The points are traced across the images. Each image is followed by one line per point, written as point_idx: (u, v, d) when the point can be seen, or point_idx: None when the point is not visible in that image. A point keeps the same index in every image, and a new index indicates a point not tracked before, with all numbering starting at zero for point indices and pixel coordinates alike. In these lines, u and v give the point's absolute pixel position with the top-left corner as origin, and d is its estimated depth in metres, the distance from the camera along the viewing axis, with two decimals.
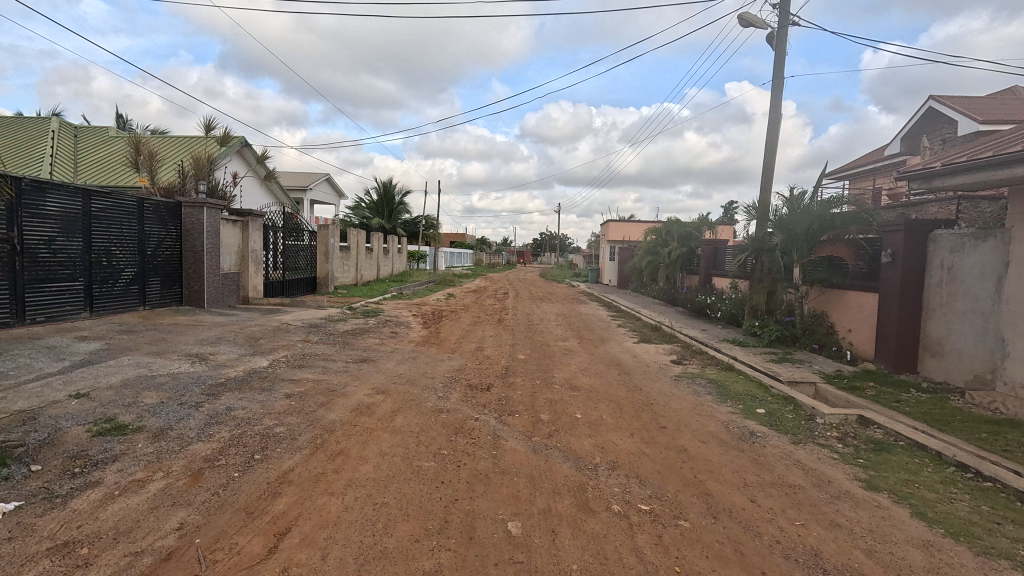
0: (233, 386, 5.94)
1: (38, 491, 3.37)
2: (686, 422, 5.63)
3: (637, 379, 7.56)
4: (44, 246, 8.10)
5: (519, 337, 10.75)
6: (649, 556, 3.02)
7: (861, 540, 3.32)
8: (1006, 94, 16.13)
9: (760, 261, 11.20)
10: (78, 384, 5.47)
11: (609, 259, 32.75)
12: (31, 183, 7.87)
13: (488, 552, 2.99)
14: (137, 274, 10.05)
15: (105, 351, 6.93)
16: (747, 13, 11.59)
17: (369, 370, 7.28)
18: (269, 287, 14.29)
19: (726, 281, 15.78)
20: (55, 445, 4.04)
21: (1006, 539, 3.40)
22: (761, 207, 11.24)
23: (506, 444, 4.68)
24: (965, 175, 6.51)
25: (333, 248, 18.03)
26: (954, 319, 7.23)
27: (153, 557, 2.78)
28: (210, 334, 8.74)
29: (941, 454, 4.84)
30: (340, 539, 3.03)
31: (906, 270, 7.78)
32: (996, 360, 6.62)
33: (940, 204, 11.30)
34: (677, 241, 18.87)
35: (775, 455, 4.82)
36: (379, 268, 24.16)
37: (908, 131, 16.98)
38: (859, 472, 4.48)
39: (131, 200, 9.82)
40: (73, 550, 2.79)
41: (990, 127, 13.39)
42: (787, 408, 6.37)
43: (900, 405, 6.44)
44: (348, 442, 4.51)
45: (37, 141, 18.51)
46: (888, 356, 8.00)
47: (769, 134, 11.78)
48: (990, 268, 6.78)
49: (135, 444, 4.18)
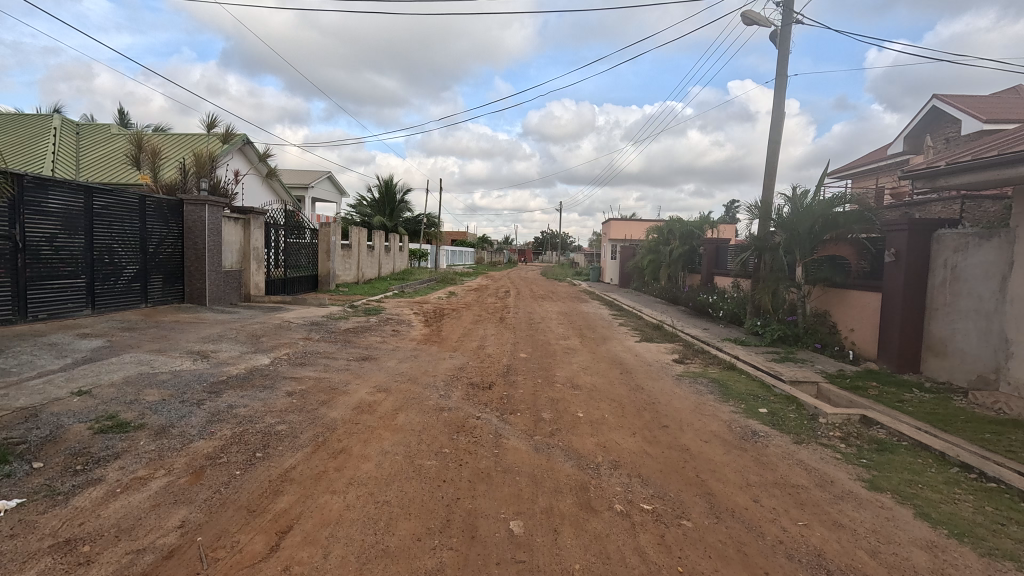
0: (234, 384, 5.93)
1: (40, 488, 3.36)
2: (689, 421, 5.61)
3: (639, 377, 7.53)
4: (45, 243, 8.08)
5: (520, 336, 10.71)
6: (652, 556, 3.01)
7: (865, 541, 3.31)
8: (1009, 93, 16.10)
9: (762, 260, 11.19)
10: (79, 382, 5.46)
11: (610, 258, 32.82)
12: (33, 180, 7.85)
13: (490, 551, 2.98)
14: (138, 272, 10.04)
15: (107, 349, 6.93)
16: (750, 11, 11.53)
17: (370, 368, 7.26)
18: (271, 285, 14.30)
19: (728, 280, 15.72)
20: (56, 442, 4.04)
21: (1010, 540, 3.38)
22: (763, 206, 11.17)
23: (508, 443, 4.66)
24: (970, 175, 6.48)
25: (335, 246, 18.03)
26: (957, 319, 7.20)
27: (154, 555, 2.77)
28: (212, 331, 8.74)
29: (945, 454, 4.82)
30: (341, 538, 3.02)
31: (909, 270, 7.75)
32: (1000, 360, 6.60)
33: (943, 204, 11.32)
34: (678, 240, 18.84)
35: (778, 455, 4.80)
36: (381, 266, 24.19)
37: (910, 130, 16.94)
38: (862, 472, 4.47)
39: (132, 197, 9.80)
40: (76, 548, 2.78)
41: (994, 126, 13.32)
42: (789, 407, 6.35)
43: (903, 405, 6.41)
44: (349, 441, 4.50)
45: (39, 138, 18.56)
46: (891, 356, 7.99)
47: (771, 133, 11.73)
48: (994, 268, 6.75)
49: (136, 441, 4.17)
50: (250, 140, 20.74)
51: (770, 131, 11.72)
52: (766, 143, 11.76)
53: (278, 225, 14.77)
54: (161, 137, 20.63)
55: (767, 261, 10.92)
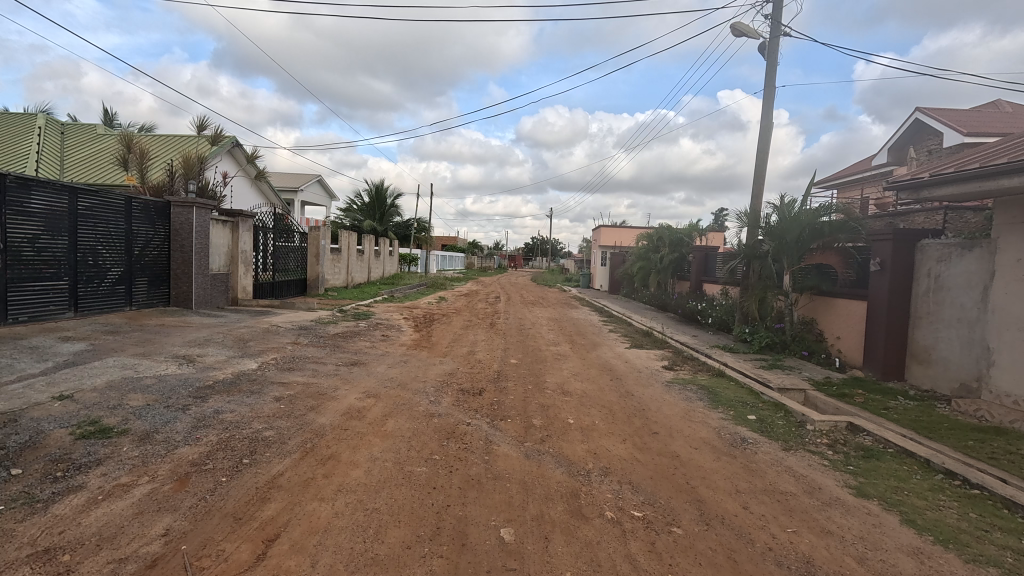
0: (221, 389, 5.84)
1: (18, 496, 3.28)
2: (679, 428, 5.63)
3: (629, 384, 7.56)
4: (27, 244, 7.94)
5: (511, 342, 10.71)
6: (642, 563, 3.01)
7: (853, 547, 3.33)
8: (988, 107, 16.50)
9: (751, 267, 11.36)
10: (61, 386, 5.34)
11: (601, 264, 33.19)
12: (16, 180, 7.72)
13: (481, 559, 2.95)
14: (123, 274, 9.88)
15: (90, 352, 6.81)
16: (740, 23, 11.70)
17: (359, 373, 7.21)
18: (259, 289, 14.15)
19: (717, 288, 15.83)
20: (36, 448, 3.94)
21: (994, 546, 3.42)
22: (752, 213, 11.33)
23: (498, 449, 4.65)
24: (954, 186, 6.56)
25: (324, 250, 17.89)
26: (940, 328, 7.32)
27: (136, 565, 2.71)
28: (197, 335, 8.63)
29: (930, 461, 4.87)
30: (330, 546, 2.98)
31: (894, 279, 7.87)
32: (982, 369, 6.70)
33: (926, 214, 11.53)
34: (668, 247, 19.05)
35: (767, 461, 4.83)
36: (371, 270, 24.06)
37: (894, 142, 17.32)
38: (849, 479, 4.51)
39: (118, 199, 9.67)
40: (55, 557, 2.71)
41: (975, 139, 13.63)
42: (777, 414, 6.40)
43: (888, 412, 6.50)
44: (338, 447, 4.46)
45: (23, 137, 18.23)
46: (875, 364, 8.10)
47: (761, 142, 11.86)
48: (976, 278, 6.87)
49: (119, 448, 4.08)
50: (239, 142, 20.60)
51: (759, 140, 11.88)
52: (757, 152, 11.89)
53: (266, 228, 14.63)
54: (149, 138, 20.45)
55: (756, 267, 11.08)
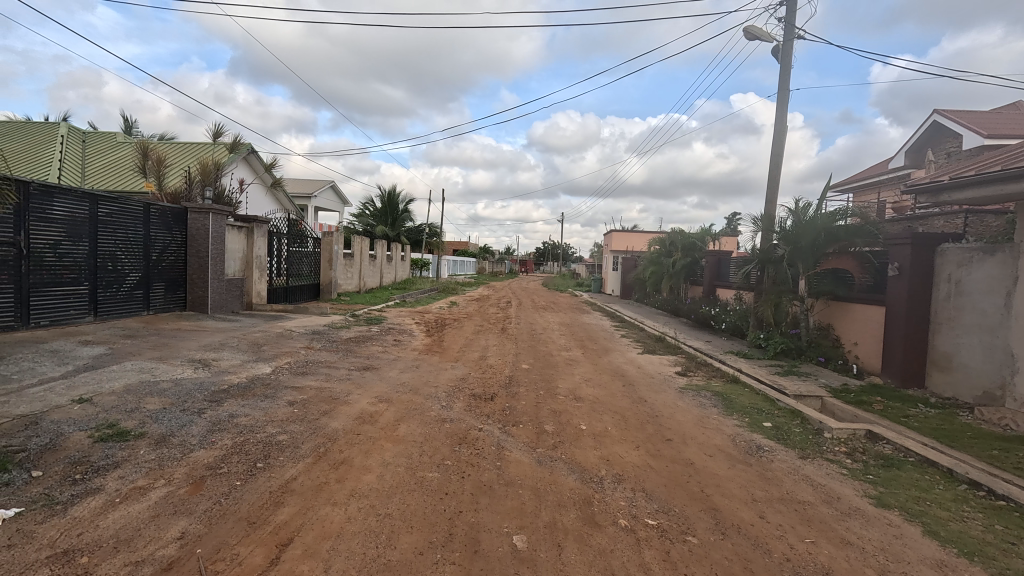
0: (235, 393, 5.90)
1: (38, 498, 3.33)
2: (692, 434, 5.57)
3: (641, 390, 7.50)
4: (49, 250, 8.11)
5: (522, 346, 10.68)
6: (657, 572, 2.98)
7: (874, 559, 3.26)
8: (1009, 109, 16.19)
9: (765, 272, 11.22)
10: (80, 389, 5.43)
11: (612, 269, 33.10)
12: (38, 188, 7.90)
13: (494, 566, 2.94)
14: (141, 279, 10.04)
15: (108, 356, 6.92)
16: (753, 26, 11.61)
17: (371, 378, 7.24)
18: (273, 294, 14.30)
19: (730, 293, 15.67)
20: (56, 451, 4.01)
21: (1020, 560, 3.33)
22: (767, 218, 11.20)
23: (510, 455, 4.63)
24: (974, 189, 6.44)
25: (337, 255, 18.01)
26: (961, 334, 7.17)
27: (153, 567, 2.73)
28: (212, 339, 8.73)
29: (952, 470, 4.76)
30: (342, 551, 2.98)
31: (913, 284, 7.72)
32: (1006, 376, 6.54)
33: (945, 217, 11.32)
34: (680, 251, 18.91)
35: (784, 470, 4.74)
36: (383, 275, 24.20)
37: (912, 145, 17.06)
38: (868, 489, 4.41)
39: (137, 205, 9.83)
40: (73, 559, 2.74)
41: (997, 141, 13.38)
42: (794, 421, 6.30)
43: (908, 420, 6.36)
44: (351, 451, 4.48)
45: (46, 146, 18.65)
46: (894, 370, 7.94)
47: (775, 145, 11.75)
48: (998, 284, 6.73)
49: (136, 450, 4.15)
50: (254, 149, 20.86)
51: (773, 144, 11.77)
52: (770, 156, 11.78)
53: (281, 234, 14.79)
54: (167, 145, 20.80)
55: (770, 272, 10.94)
